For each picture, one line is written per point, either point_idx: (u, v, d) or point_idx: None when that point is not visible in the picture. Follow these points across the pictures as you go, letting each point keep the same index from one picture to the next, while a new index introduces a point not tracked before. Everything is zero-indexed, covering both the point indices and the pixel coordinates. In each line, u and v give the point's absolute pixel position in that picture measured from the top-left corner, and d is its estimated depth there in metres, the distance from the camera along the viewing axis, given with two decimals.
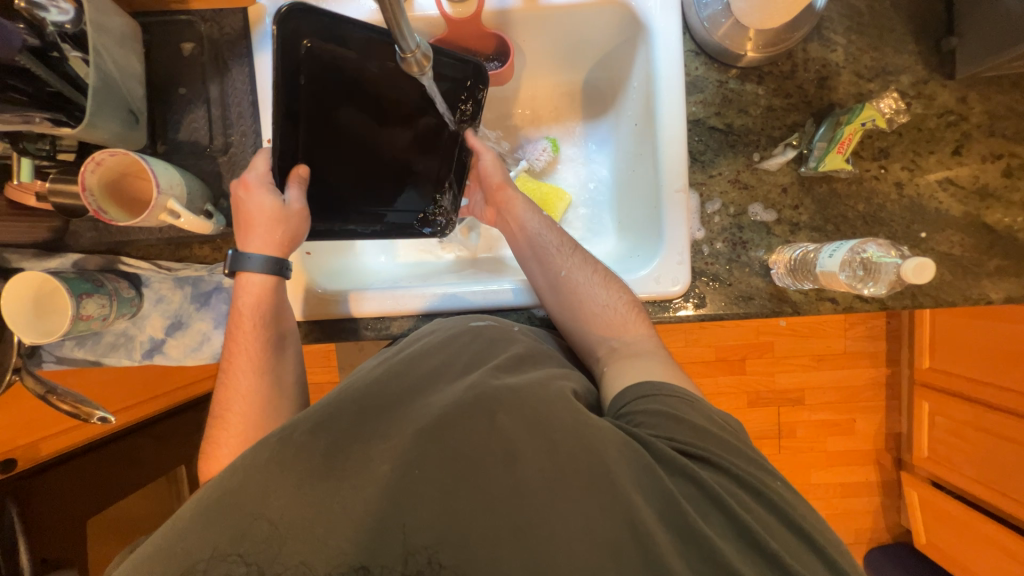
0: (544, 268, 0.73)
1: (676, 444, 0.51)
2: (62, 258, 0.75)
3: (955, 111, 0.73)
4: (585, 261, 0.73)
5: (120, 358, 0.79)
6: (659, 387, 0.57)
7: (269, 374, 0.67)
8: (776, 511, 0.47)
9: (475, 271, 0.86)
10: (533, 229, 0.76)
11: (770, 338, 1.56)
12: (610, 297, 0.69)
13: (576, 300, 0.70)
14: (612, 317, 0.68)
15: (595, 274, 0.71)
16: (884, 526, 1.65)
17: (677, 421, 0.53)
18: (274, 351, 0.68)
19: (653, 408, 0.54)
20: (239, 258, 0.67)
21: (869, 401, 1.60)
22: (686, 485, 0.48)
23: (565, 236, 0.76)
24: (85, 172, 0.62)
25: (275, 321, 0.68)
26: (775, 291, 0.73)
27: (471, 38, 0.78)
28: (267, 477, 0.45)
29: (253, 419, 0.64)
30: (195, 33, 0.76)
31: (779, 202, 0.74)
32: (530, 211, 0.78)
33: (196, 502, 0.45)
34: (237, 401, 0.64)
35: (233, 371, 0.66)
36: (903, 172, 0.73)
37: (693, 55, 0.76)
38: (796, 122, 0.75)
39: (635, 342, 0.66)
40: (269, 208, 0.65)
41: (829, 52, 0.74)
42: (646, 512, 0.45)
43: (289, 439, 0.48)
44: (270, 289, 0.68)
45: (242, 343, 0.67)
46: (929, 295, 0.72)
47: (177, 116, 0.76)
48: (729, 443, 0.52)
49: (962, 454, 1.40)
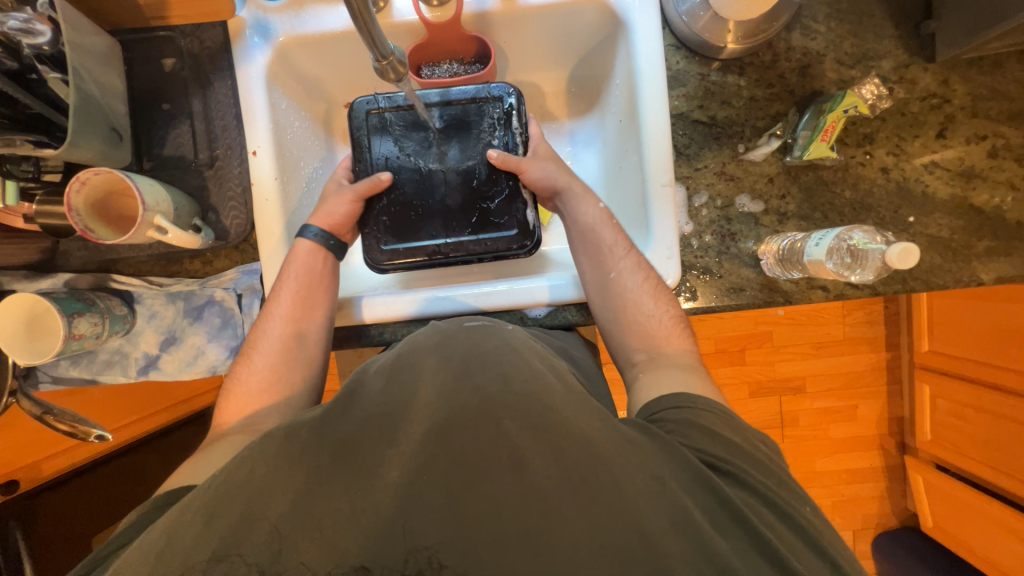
0: (595, 268, 0.72)
1: (705, 457, 0.51)
2: (53, 279, 0.75)
3: (938, 94, 0.73)
4: (638, 265, 0.71)
5: (116, 376, 0.79)
6: (695, 401, 0.58)
7: (293, 329, 0.70)
8: (790, 523, 0.47)
9: (485, 274, 0.85)
10: (587, 222, 0.74)
11: (769, 327, 1.57)
12: (657, 309, 0.69)
13: (621, 304, 0.70)
14: (654, 327, 0.69)
15: (645, 281, 0.70)
16: (891, 512, 1.65)
17: (707, 435, 0.53)
18: (306, 310, 0.71)
19: (681, 417, 0.56)
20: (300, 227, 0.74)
21: (869, 386, 1.60)
22: (704, 495, 0.47)
23: (620, 234, 0.74)
24: (70, 192, 0.62)
25: (313, 286, 0.72)
26: (766, 282, 0.73)
27: (452, 41, 0.78)
28: (273, 476, 0.46)
29: (270, 383, 0.67)
30: (176, 48, 0.76)
31: (766, 192, 0.74)
32: (593, 199, 0.76)
33: (206, 493, 0.46)
34: (263, 345, 0.69)
35: (268, 315, 0.71)
36: (888, 157, 0.73)
37: (673, 50, 0.76)
38: (779, 112, 0.75)
39: (675, 355, 0.67)
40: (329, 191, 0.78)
41: (809, 40, 0.74)
42: (653, 521, 0.44)
43: (294, 435, 0.50)
44: (315, 254, 0.73)
45: (279, 296, 0.71)
46: (920, 279, 0.72)
47: (162, 132, 0.76)
48: (750, 455, 0.53)
49: (967, 435, 1.40)
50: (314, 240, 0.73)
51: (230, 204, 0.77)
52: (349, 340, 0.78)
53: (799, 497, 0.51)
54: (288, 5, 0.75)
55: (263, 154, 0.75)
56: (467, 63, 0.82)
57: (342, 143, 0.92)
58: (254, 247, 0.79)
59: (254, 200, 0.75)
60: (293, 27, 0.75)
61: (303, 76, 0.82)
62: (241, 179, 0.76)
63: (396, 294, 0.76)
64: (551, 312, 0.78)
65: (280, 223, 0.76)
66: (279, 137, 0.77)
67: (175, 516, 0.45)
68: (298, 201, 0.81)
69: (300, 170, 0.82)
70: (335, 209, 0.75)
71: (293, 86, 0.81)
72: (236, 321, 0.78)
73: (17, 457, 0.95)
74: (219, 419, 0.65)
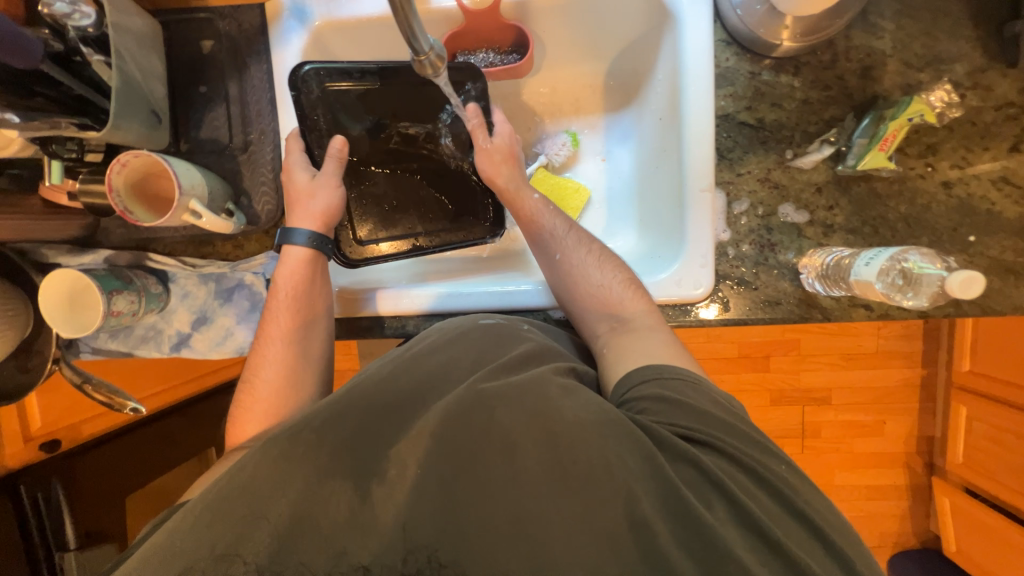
0: (540, 251, 0.72)
1: (681, 431, 0.49)
2: (94, 254, 0.78)
3: (1016, 103, 0.67)
4: (580, 242, 0.71)
5: (151, 351, 0.82)
6: (660, 368, 0.56)
7: (296, 344, 0.68)
8: (801, 520, 0.45)
9: (490, 268, 0.85)
10: (530, 210, 0.74)
11: (798, 336, 1.51)
12: (606, 277, 0.68)
13: (571, 282, 0.69)
14: (607, 296, 0.67)
15: (590, 254, 0.70)
16: (911, 532, 1.59)
17: (677, 407, 0.51)
18: (306, 323, 0.69)
19: (650, 392, 0.54)
20: (286, 231, 0.71)
21: (901, 403, 1.53)
22: (685, 468, 0.47)
23: (559, 217, 0.74)
24: (112, 174, 0.64)
25: (309, 297, 0.70)
26: (805, 296, 0.69)
27: (490, 29, 0.76)
28: (273, 476, 0.45)
29: (279, 390, 0.65)
30: (214, 30, 0.76)
31: (812, 203, 0.70)
32: (530, 188, 0.76)
33: (206, 497, 0.45)
34: (265, 368, 0.66)
35: (269, 336, 0.68)
36: (952, 171, 0.68)
37: (724, 45, 0.72)
38: (834, 116, 0.70)
39: (636, 317, 0.65)
40: (302, 182, 0.71)
41: (875, 39, 0.69)
42: (646, 504, 0.44)
43: (298, 437, 0.48)
44: (312, 262, 0.71)
45: (276, 314, 0.69)
46: (976, 303, 0.67)
47: (198, 114, 0.76)
48: (734, 427, 0.50)
49: (1001, 461, 1.33)
50: (308, 245, 0.70)
51: (262, 189, 0.77)
52: (371, 331, 0.78)
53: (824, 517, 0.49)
54: None
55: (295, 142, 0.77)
56: (503, 53, 0.80)
57: None
58: None
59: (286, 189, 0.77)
60: (330, 12, 0.75)
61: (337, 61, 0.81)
62: (274, 164, 0.77)
63: (417, 288, 0.76)
64: None
65: None
66: None
67: (176, 522, 0.45)
68: None
69: None
70: (328, 203, 0.72)
71: None
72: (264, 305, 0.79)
73: (62, 417, 1.06)
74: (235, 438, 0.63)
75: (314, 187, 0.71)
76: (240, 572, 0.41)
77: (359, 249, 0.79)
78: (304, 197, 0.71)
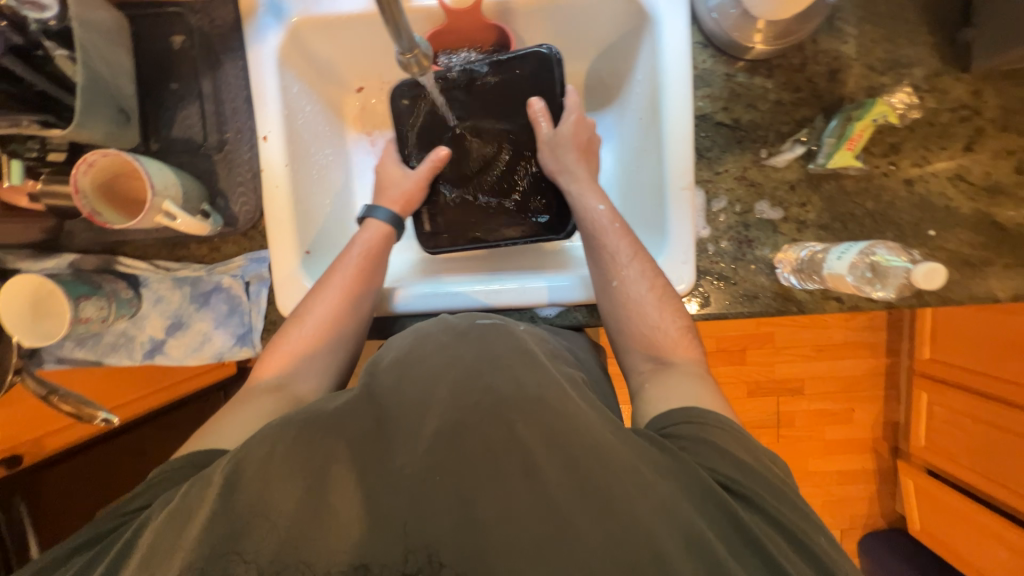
0: (598, 271, 0.70)
1: (719, 478, 0.50)
2: (58, 259, 0.74)
3: (969, 105, 0.71)
4: (643, 273, 0.68)
5: (121, 359, 0.78)
6: (712, 419, 0.55)
7: (351, 302, 0.69)
8: (790, 540, 0.46)
9: (502, 266, 0.84)
10: (594, 223, 0.72)
11: (772, 329, 1.57)
12: (663, 319, 0.66)
13: (624, 313, 0.68)
14: (660, 339, 0.66)
15: (650, 291, 0.67)
16: (879, 513, 1.67)
17: (723, 456, 0.51)
18: (366, 289, 0.71)
19: (692, 434, 0.54)
20: (369, 207, 0.77)
21: (868, 391, 1.61)
22: (720, 518, 0.46)
23: (628, 238, 0.70)
24: (77, 174, 0.61)
25: (375, 265, 0.72)
26: (781, 290, 0.72)
27: (472, 29, 0.76)
28: (293, 457, 0.47)
29: (323, 338, 0.67)
30: (185, 25, 0.73)
31: (786, 200, 0.73)
32: (598, 198, 0.73)
33: (224, 466, 0.47)
34: (314, 312, 0.68)
35: (327, 283, 0.70)
36: (913, 169, 0.72)
37: (700, 48, 0.74)
38: (805, 117, 0.73)
39: (683, 363, 0.64)
40: (391, 172, 0.80)
41: (841, 43, 0.72)
42: (662, 534, 0.43)
43: (312, 428, 0.50)
44: (387, 237, 0.75)
45: (342, 268, 0.71)
46: (937, 294, 0.71)
47: (170, 113, 0.74)
48: (772, 484, 0.50)
49: (963, 444, 1.41)
50: (388, 222, 0.76)
51: (239, 190, 0.75)
52: None
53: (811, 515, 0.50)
54: None
55: (274, 140, 0.73)
56: (486, 52, 0.80)
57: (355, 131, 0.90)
58: (262, 234, 0.77)
59: (263, 188, 0.74)
60: (308, 8, 0.73)
61: (316, 59, 0.80)
62: (251, 164, 0.75)
63: (420, 290, 0.77)
64: (561, 312, 0.77)
65: (290, 210, 0.74)
66: (291, 122, 0.75)
67: (195, 485, 0.48)
68: (309, 188, 0.79)
69: (313, 156, 0.81)
70: (406, 193, 0.78)
71: (306, 70, 0.79)
72: (243, 308, 0.77)
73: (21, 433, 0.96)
74: (256, 370, 0.66)
75: (403, 178, 0.79)
76: (241, 571, 0.41)
77: (434, 237, 0.83)
78: (387, 186, 0.79)
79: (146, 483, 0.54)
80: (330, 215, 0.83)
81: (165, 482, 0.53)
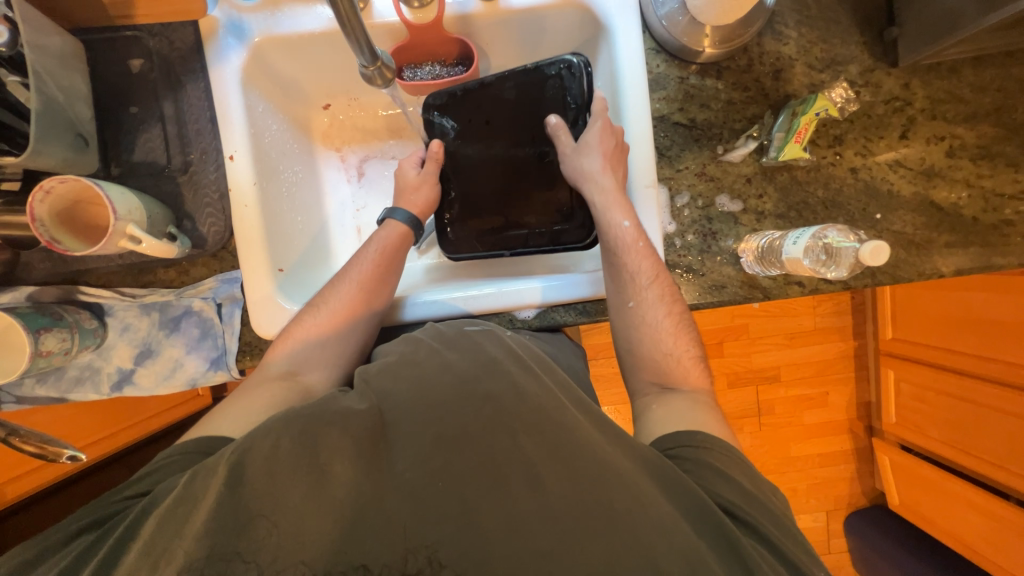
0: (617, 289, 0.71)
1: (721, 501, 0.51)
2: (14, 292, 0.71)
3: (900, 97, 0.77)
4: (660, 298, 0.69)
5: (87, 393, 0.75)
6: (716, 443, 0.57)
7: (366, 295, 0.71)
8: (768, 545, 0.47)
9: (513, 273, 0.83)
10: (619, 239, 0.71)
11: (745, 320, 1.62)
12: (677, 347, 0.68)
13: (638, 334, 0.69)
14: (670, 365, 0.68)
15: (666, 317, 0.69)
16: (860, 492, 1.73)
17: (725, 481, 0.53)
18: (380, 286, 0.73)
19: (696, 456, 0.55)
20: (389, 211, 0.80)
21: (840, 373, 1.68)
22: (715, 534, 0.46)
23: (654, 262, 0.70)
24: (34, 202, 0.59)
25: (390, 265, 0.75)
26: (746, 279, 0.75)
27: (434, 43, 0.78)
28: (295, 454, 0.46)
29: (338, 325, 0.69)
30: (143, 48, 0.73)
31: (744, 192, 0.77)
32: (623, 214, 0.72)
33: (230, 455, 0.47)
34: (331, 301, 0.70)
35: (343, 277, 0.73)
36: (856, 158, 0.77)
37: (654, 53, 0.78)
38: (755, 114, 0.77)
39: (692, 391, 0.66)
40: (411, 177, 0.82)
41: (781, 45, 0.77)
42: (650, 499, 0.46)
43: (309, 432, 0.48)
44: (404, 238, 0.78)
45: (359, 263, 0.74)
46: (887, 273, 0.76)
47: (130, 137, 0.73)
48: (770, 512, 0.51)
49: (932, 418, 1.48)
50: (405, 223, 0.79)
51: (207, 211, 0.74)
52: None
53: (775, 516, 0.52)
54: (263, 4, 0.73)
55: (241, 159, 0.73)
56: (449, 65, 0.82)
57: (323, 147, 0.91)
58: (233, 255, 0.76)
59: (232, 208, 0.73)
60: (269, 27, 0.73)
61: (280, 78, 0.80)
62: (218, 184, 0.74)
63: (433, 298, 0.76)
64: (540, 314, 0.78)
65: (259, 228, 0.73)
66: (258, 141, 0.75)
67: (200, 475, 0.47)
68: (280, 206, 0.79)
69: (282, 174, 0.81)
70: (426, 197, 0.81)
71: (270, 89, 0.79)
72: (216, 331, 0.75)
73: None
74: (269, 355, 0.67)
75: (419, 182, 0.81)
76: (241, 571, 0.41)
77: (452, 240, 0.86)
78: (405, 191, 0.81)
79: (147, 469, 0.54)
80: (303, 231, 0.83)
81: (167, 470, 0.54)
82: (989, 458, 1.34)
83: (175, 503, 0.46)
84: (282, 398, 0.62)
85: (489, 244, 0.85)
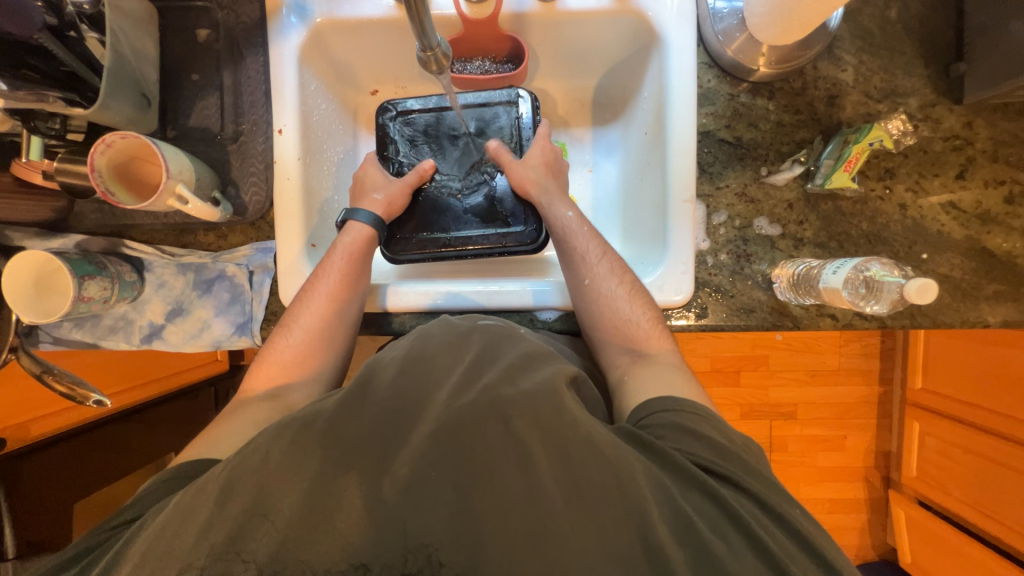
0: (570, 272, 0.74)
1: (694, 458, 0.52)
2: (65, 239, 0.75)
3: (961, 136, 0.74)
4: (612, 271, 0.72)
5: (118, 342, 0.78)
6: (683, 404, 0.57)
7: (339, 307, 0.71)
8: (784, 526, 0.48)
9: (499, 274, 0.85)
10: (564, 228, 0.76)
11: (766, 351, 1.58)
12: (634, 311, 0.69)
13: (597, 309, 0.71)
14: (633, 331, 0.69)
15: (620, 286, 0.71)
16: (870, 544, 1.66)
17: (695, 440, 0.53)
18: (351, 295, 0.73)
19: (669, 421, 0.55)
20: (351, 210, 0.77)
21: (861, 418, 1.61)
22: (699, 499, 0.48)
23: (596, 241, 0.75)
24: (95, 153, 0.62)
25: (359, 269, 0.74)
26: (777, 305, 0.73)
27: (487, 39, 0.79)
28: (287, 462, 0.47)
29: (313, 338, 0.70)
30: (211, 20, 0.76)
31: (784, 217, 0.75)
32: (566, 205, 0.77)
33: (220, 474, 0.48)
34: (303, 317, 0.70)
35: (312, 290, 0.71)
36: (907, 194, 0.74)
37: (706, 68, 0.77)
38: (804, 139, 0.76)
39: (658, 355, 0.66)
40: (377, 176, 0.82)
41: (840, 71, 0.75)
42: (659, 526, 0.44)
43: (310, 428, 0.50)
44: (369, 241, 0.77)
45: (327, 273, 0.72)
46: (929, 316, 0.73)
47: (189, 102, 0.76)
48: (746, 463, 0.52)
49: (954, 475, 1.41)
50: (371, 225, 0.76)
51: (250, 180, 0.76)
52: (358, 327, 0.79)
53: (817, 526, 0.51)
54: None
55: (289, 134, 0.75)
56: (499, 62, 0.83)
57: (366, 132, 0.92)
58: (270, 225, 0.78)
59: (275, 178, 0.75)
60: (331, 10, 0.75)
61: (335, 60, 0.82)
62: (264, 156, 0.76)
63: (412, 286, 0.78)
64: (561, 317, 0.77)
65: (297, 202, 0.76)
66: (306, 118, 0.77)
67: (188, 498, 0.48)
68: (319, 183, 0.81)
69: (325, 153, 0.83)
70: (392, 198, 0.80)
71: (324, 70, 0.81)
72: (245, 297, 0.77)
73: (10, 413, 0.97)
74: (248, 383, 0.68)
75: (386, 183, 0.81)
76: (240, 571, 0.41)
77: (398, 244, 0.83)
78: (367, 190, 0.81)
79: (132, 499, 0.54)
80: (338, 210, 0.85)
81: (153, 496, 0.53)
82: (1010, 522, 1.27)
83: (188, 495, 0.48)
84: (263, 417, 0.63)
85: (436, 249, 0.82)
